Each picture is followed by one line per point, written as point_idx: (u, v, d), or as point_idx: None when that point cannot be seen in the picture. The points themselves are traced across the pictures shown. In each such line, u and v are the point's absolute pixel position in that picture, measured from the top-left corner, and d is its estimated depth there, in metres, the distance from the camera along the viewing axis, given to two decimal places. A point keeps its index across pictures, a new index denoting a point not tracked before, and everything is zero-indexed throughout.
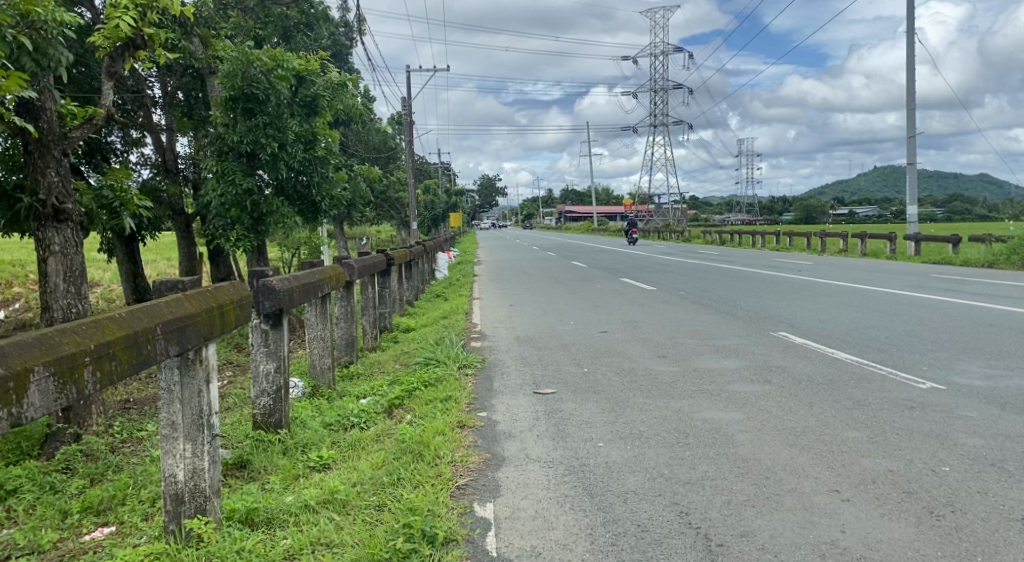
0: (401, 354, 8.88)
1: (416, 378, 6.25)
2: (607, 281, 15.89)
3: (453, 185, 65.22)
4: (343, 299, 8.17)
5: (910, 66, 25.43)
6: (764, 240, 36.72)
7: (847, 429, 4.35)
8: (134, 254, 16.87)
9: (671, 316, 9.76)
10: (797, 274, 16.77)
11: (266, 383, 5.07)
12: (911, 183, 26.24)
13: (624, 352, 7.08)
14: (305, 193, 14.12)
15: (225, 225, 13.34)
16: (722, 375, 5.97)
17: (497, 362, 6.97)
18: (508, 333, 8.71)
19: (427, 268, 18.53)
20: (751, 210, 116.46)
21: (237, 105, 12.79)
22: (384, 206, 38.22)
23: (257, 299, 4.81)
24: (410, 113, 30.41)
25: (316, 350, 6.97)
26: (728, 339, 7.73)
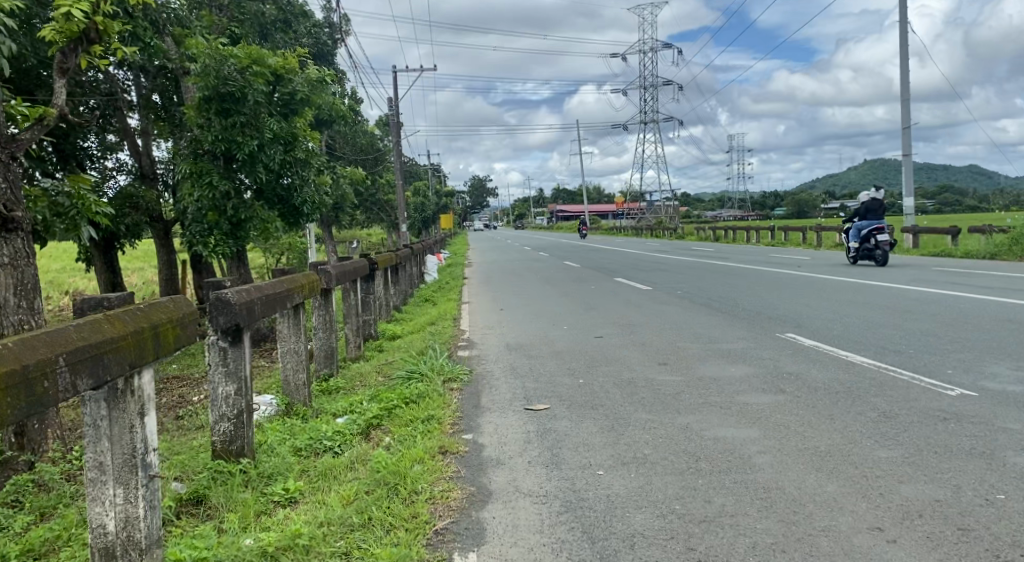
0: (385, 365, 8.35)
1: (397, 395, 5.72)
2: (601, 281, 15.39)
3: (443, 186, 64.74)
4: (322, 307, 7.65)
5: (904, 56, 25.05)
6: (759, 236, 36.31)
7: (879, 448, 3.85)
8: (111, 263, 16.31)
9: (670, 318, 9.27)
10: (796, 269, 16.32)
11: (225, 406, 4.54)
12: (907, 175, 25.83)
13: (623, 360, 6.58)
14: (286, 197, 13.50)
15: (204, 231, 12.71)
16: (730, 384, 5.48)
17: (486, 373, 6.45)
18: (498, 340, 8.21)
19: (416, 271, 18.01)
20: (743, 206, 116.26)
21: (212, 105, 12.23)
22: (372, 209, 37.68)
23: (211, 313, 4.28)
24: (396, 114, 29.96)
25: (289, 364, 6.45)
26: (733, 342, 7.24)
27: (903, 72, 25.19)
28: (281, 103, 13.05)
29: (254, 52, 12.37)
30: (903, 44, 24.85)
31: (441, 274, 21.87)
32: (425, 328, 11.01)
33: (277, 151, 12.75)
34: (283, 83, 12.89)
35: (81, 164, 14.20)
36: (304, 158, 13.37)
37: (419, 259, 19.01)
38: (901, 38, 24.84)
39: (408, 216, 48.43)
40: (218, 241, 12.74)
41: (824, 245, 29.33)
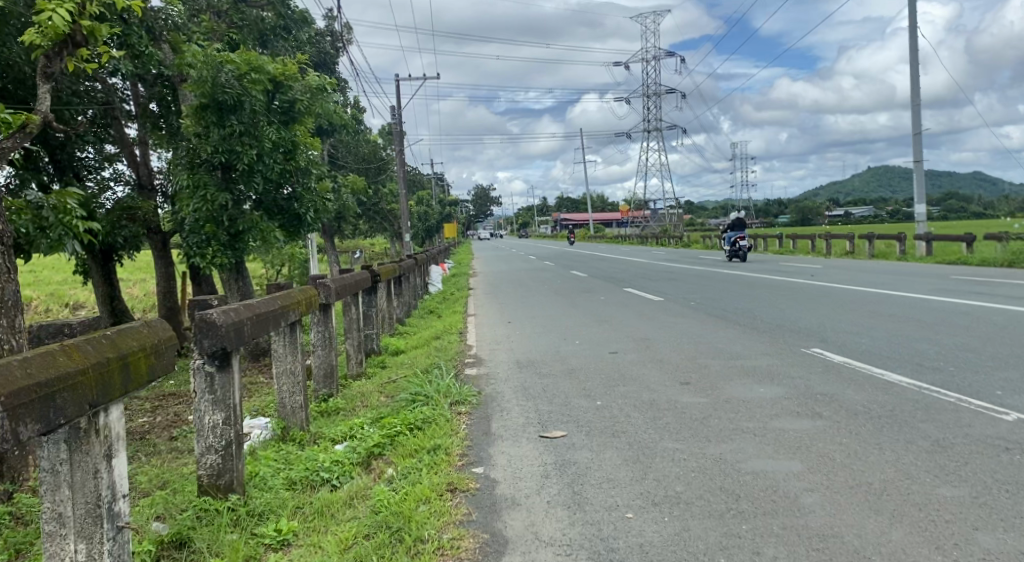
0: (388, 384, 7.95)
1: (400, 419, 5.32)
2: (610, 291, 14.97)
3: (446, 196, 64.44)
4: (321, 323, 7.27)
5: (914, 61, 24.69)
6: (767, 245, 35.89)
7: (940, 485, 3.44)
8: (110, 275, 15.96)
9: (687, 332, 8.85)
10: (810, 278, 15.90)
11: (213, 436, 4.14)
12: (919, 181, 25.42)
13: (642, 379, 6.18)
14: (286, 206, 13.18)
15: (201, 242, 12.33)
16: (761, 407, 5.07)
17: (495, 394, 6.04)
18: (506, 356, 7.80)
19: (419, 282, 17.61)
20: (748, 214, 115.84)
21: (209, 113, 11.88)
22: (376, 218, 37.36)
23: (198, 337, 3.88)
24: (399, 123, 29.65)
25: (284, 385, 6.06)
26: (756, 359, 6.83)
27: (913, 77, 24.82)
28: (281, 111, 12.71)
29: (253, 58, 12.04)
30: (913, 49, 24.49)
31: (445, 285, 21.47)
32: (429, 342, 10.62)
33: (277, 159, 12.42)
34: (283, 91, 12.57)
35: (77, 175, 13.85)
36: (305, 166, 13.07)
37: (422, 270, 18.63)
38: (911, 41, 24.47)
39: (412, 226, 48.11)
40: (216, 252, 12.35)
41: (834, 253, 28.90)
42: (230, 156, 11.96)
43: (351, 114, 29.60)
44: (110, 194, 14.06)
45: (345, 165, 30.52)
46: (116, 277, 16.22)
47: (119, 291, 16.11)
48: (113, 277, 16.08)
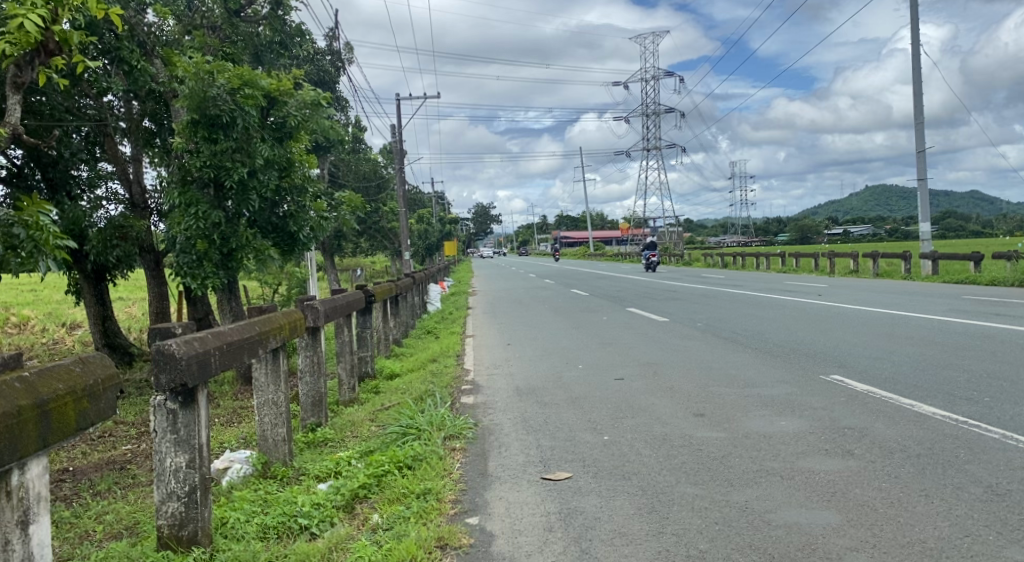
0: (380, 411, 7.49)
1: (389, 455, 4.86)
2: (613, 311, 14.52)
3: (447, 215, 64.11)
4: (309, 346, 6.85)
5: (918, 79, 24.41)
6: (770, 262, 35.45)
7: (1004, 545, 3.00)
8: (101, 295, 15.53)
9: (696, 356, 8.41)
10: (818, 298, 15.46)
11: (175, 481, 3.71)
12: (924, 199, 25.06)
13: (652, 410, 5.73)
14: (280, 224, 12.76)
15: (193, 262, 11.89)
16: (785, 443, 4.62)
17: (493, 425, 5.59)
18: (505, 383, 7.34)
19: (418, 300, 17.21)
20: (749, 231, 115.54)
21: (199, 130, 11.50)
22: (376, 236, 36.99)
23: (154, 372, 3.42)
24: (398, 141, 29.35)
25: (266, 416, 5.59)
26: (774, 387, 6.38)
27: (917, 94, 24.49)
28: (274, 129, 12.21)
29: (244, 72, 11.59)
30: (917, 66, 24.21)
31: (444, 303, 21.03)
32: (426, 365, 10.17)
33: (271, 176, 11.96)
34: (277, 107, 12.10)
35: (68, 192, 13.41)
36: (300, 183, 12.65)
37: (421, 289, 18.20)
38: (915, 58, 24.15)
39: (411, 244, 47.75)
40: (208, 272, 11.91)
41: (838, 271, 28.48)
42: (221, 172, 11.56)
43: (349, 131, 29.29)
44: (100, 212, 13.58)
45: (344, 182, 30.20)
46: (107, 297, 15.79)
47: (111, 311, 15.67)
48: (104, 297, 15.66)
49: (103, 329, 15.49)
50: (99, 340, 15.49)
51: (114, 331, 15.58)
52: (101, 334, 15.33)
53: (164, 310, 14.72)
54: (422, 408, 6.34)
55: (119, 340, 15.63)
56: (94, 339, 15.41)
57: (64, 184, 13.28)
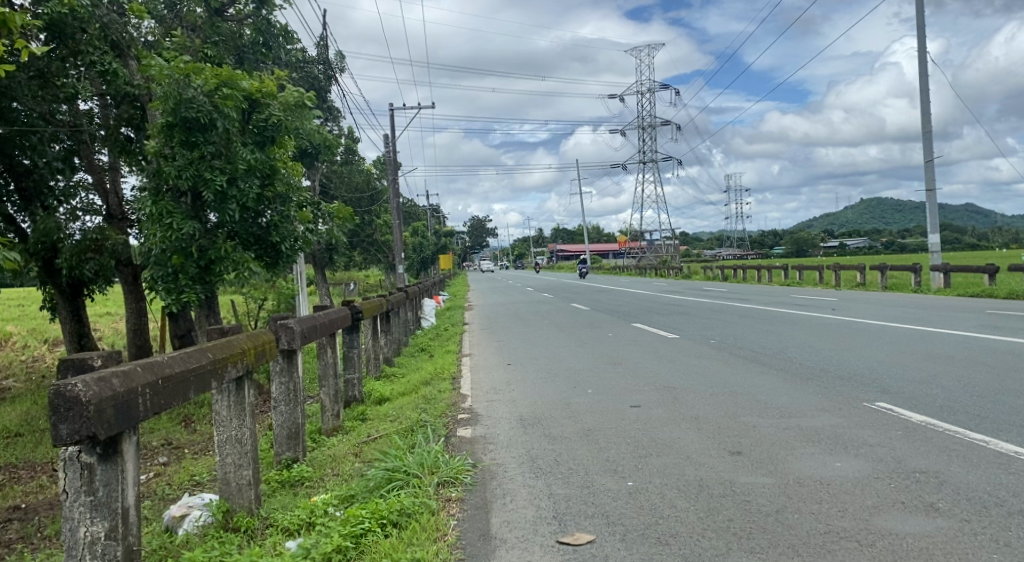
0: (365, 444, 6.68)
1: (371, 507, 4.02)
2: (617, 327, 13.74)
3: (443, 227, 63.44)
4: (283, 371, 6.10)
5: (925, 87, 23.76)
6: (773, 275, 34.71)
7: None
8: (78, 311, 14.63)
9: (715, 378, 7.62)
10: (833, 312, 14.68)
11: (90, 556, 2.86)
12: (932, 210, 24.36)
13: (680, 446, 4.94)
14: (263, 235, 11.92)
15: (168, 276, 11.09)
16: (849, 494, 3.84)
17: (497, 466, 4.78)
18: (506, 411, 6.53)
19: (411, 315, 16.42)
20: (745, 244, 115.20)
21: (175, 133, 10.71)
22: (370, 249, 36.26)
23: (53, 422, 2.62)
24: (392, 151, 28.67)
25: (228, 457, 4.79)
26: (814, 417, 5.60)
27: (924, 103, 23.81)
28: (256, 135, 11.39)
29: (224, 73, 10.85)
30: (923, 75, 23.58)
31: (440, 319, 20.21)
32: (419, 388, 9.38)
33: (254, 185, 11.09)
34: (259, 111, 11.32)
35: (42, 203, 12.67)
36: (285, 192, 11.82)
37: (414, 303, 17.40)
38: (921, 66, 23.48)
39: (406, 256, 47.06)
40: (185, 287, 11.12)
41: (843, 285, 27.74)
42: (199, 180, 10.74)
43: (342, 142, 28.59)
44: (76, 224, 12.75)
45: (336, 194, 29.45)
46: (85, 313, 14.93)
47: (88, 328, 14.81)
48: (81, 312, 14.76)
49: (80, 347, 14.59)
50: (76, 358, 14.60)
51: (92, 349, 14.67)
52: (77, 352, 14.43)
53: (142, 327, 13.70)
54: (409, 446, 5.54)
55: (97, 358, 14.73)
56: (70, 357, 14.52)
57: (37, 194, 12.59)
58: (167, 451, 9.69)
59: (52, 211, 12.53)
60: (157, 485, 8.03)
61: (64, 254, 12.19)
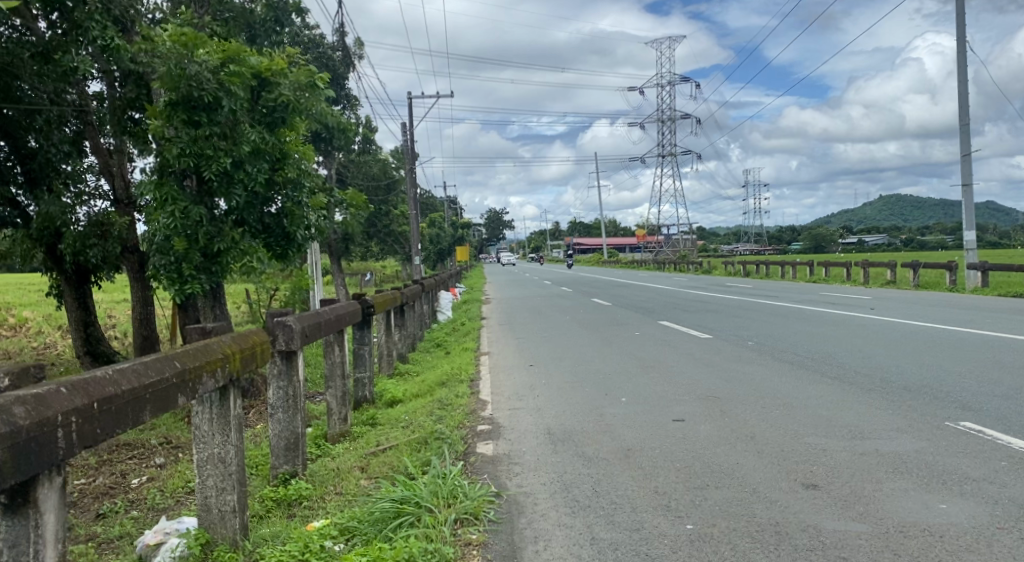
0: (372, 457, 5.94)
1: (371, 551, 3.25)
2: (644, 324, 12.94)
3: (459, 218, 62.72)
4: (282, 374, 5.43)
5: (966, 77, 22.67)
6: (798, 271, 33.70)
7: None
8: (84, 299, 13.97)
9: (764, 387, 6.84)
10: (873, 312, 13.81)
11: None
12: (970, 205, 23.34)
13: (743, 476, 4.18)
14: (272, 223, 11.17)
15: (170, 265, 10.29)
16: (970, 552, 3.08)
17: (526, 497, 4.05)
18: (531, 422, 5.77)
19: (426, 309, 15.70)
20: (765, 239, 113.83)
21: (177, 111, 10.00)
22: (384, 239, 35.57)
23: None
24: (408, 139, 27.94)
25: (209, 478, 4.10)
26: (893, 440, 4.81)
27: (964, 93, 22.73)
28: (264, 116, 10.68)
29: (230, 47, 10.13)
30: (962, 64, 22.51)
31: (456, 312, 19.47)
32: (433, 390, 8.64)
33: (262, 169, 10.38)
34: (267, 89, 10.57)
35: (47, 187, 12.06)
36: (296, 177, 11.06)
37: (429, 296, 16.68)
38: (961, 55, 22.42)
39: (422, 248, 46.47)
40: (189, 276, 10.36)
41: (873, 282, 26.75)
42: (202, 163, 10.02)
43: (358, 129, 27.90)
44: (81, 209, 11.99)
45: (352, 181, 28.77)
46: (92, 301, 14.22)
47: (94, 316, 14.12)
48: (89, 300, 14.06)
49: (86, 337, 13.88)
50: (81, 347, 13.91)
51: (97, 339, 13.99)
52: (82, 341, 13.74)
53: (149, 317, 12.91)
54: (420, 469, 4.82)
55: (104, 347, 14.04)
56: (75, 347, 13.83)
57: (43, 176, 11.91)
58: (165, 453, 9.04)
59: (59, 194, 11.68)
60: (149, 491, 7.35)
61: (66, 241, 11.45)
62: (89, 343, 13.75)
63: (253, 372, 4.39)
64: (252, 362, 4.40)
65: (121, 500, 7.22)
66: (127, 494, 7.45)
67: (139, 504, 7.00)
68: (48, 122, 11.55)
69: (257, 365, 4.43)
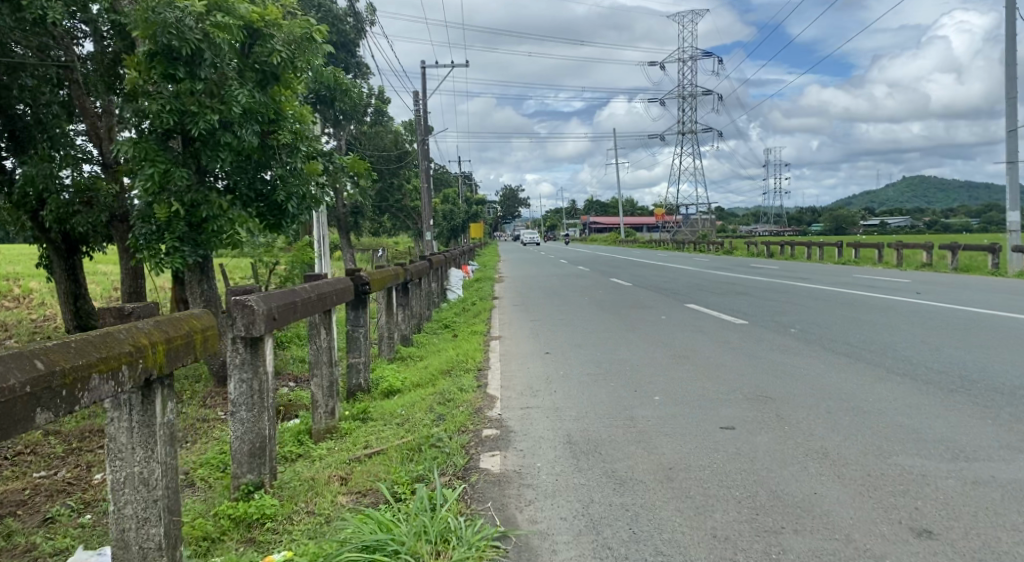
0: (355, 465, 5.00)
1: None
2: (670, 307, 11.92)
3: (473, 194, 61.69)
4: (245, 365, 4.49)
5: (1015, 48, 21.18)
6: (824, 253, 32.45)
7: None
8: (74, 270, 13.03)
9: (822, 386, 5.83)
10: (920, 297, 12.69)
11: None
12: (1016, 185, 21.91)
13: (829, 518, 3.20)
14: (266, 192, 9.92)
15: (151, 234, 9.26)
16: None
17: (541, 539, 3.12)
18: (547, 427, 4.78)
19: (435, 287, 14.76)
20: (785, 220, 111.99)
21: (157, 63, 8.76)
22: (398, 214, 34.62)
23: None
24: (421, 110, 26.81)
25: (127, 505, 3.11)
26: (1008, 463, 3.81)
27: (1012, 65, 21.25)
28: (256, 72, 9.31)
29: None
30: (1013, 33, 20.98)
31: (467, 291, 18.47)
32: (436, 379, 7.67)
33: (253, 132, 9.13)
34: (260, 42, 9.23)
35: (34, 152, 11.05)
36: (291, 142, 9.78)
37: (440, 274, 15.73)
38: (1009, 23, 20.97)
39: (436, 223, 45.56)
40: (169, 249, 9.24)
41: (906, 265, 25.47)
42: (185, 122, 8.79)
43: (369, 99, 26.85)
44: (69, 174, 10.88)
45: (362, 153, 27.75)
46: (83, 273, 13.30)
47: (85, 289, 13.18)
48: (79, 271, 13.10)
49: (75, 310, 12.96)
50: (71, 321, 13.04)
51: (89, 313, 13.07)
52: (72, 315, 12.84)
53: (139, 290, 11.93)
54: (408, 494, 3.84)
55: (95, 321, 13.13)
56: (64, 321, 12.95)
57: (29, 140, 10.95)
58: None
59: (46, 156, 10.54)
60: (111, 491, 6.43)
61: (49, 209, 10.40)
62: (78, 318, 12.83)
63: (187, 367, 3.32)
64: (189, 352, 3.32)
65: (77, 500, 6.30)
66: (85, 493, 6.53)
67: (95, 507, 6.09)
68: (34, 80, 10.56)
69: (195, 358, 3.35)
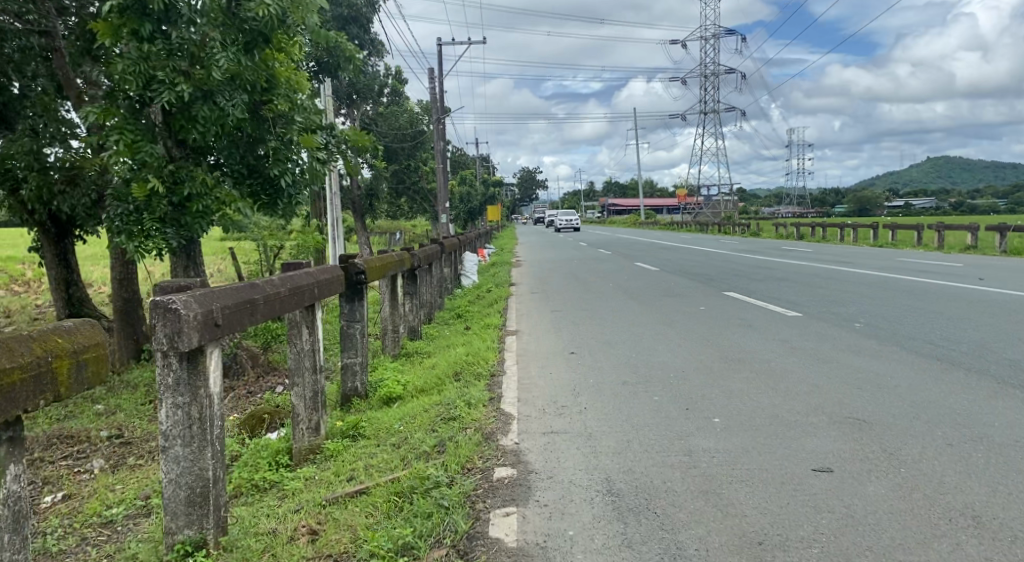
0: (330, 506, 3.91)
1: None
2: (708, 296, 10.75)
3: (492, 176, 60.47)
4: (180, 386, 3.39)
5: None
6: (859, 234, 30.82)
7: None
8: (65, 256, 11.53)
9: (920, 400, 4.66)
10: (984, 284, 11.39)
11: None
12: None
13: None
14: (258, 166, 7.98)
15: (129, 215, 7.51)
16: None
17: None
18: (583, 469, 3.61)
19: (448, 273, 13.63)
20: (808, 202, 109.66)
21: (121, 15, 6.72)
22: (415, 196, 33.46)
23: None
24: (437, 88, 25.52)
25: None
26: None
27: None
28: (243, 29, 7.16)
29: None
30: None
31: (482, 276, 17.28)
32: (444, 384, 6.57)
33: (241, 103, 7.14)
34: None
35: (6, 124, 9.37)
36: (287, 112, 7.70)
37: (454, 259, 14.58)
38: None
39: (453, 205, 44.37)
40: (150, 230, 7.49)
41: (949, 248, 23.93)
42: (155, 91, 6.83)
43: (384, 78, 25.66)
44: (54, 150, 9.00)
45: (377, 134, 26.59)
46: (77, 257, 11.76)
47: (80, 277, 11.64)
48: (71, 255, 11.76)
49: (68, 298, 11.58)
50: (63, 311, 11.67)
51: (82, 302, 11.59)
52: (65, 305, 11.43)
53: (131, 277, 10.57)
54: None
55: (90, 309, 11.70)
56: (56, 310, 11.61)
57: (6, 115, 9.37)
58: (108, 454, 7.04)
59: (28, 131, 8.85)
60: (52, 524, 5.30)
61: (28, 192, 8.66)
62: (71, 308, 11.43)
63: (39, 413, 2.26)
64: (39, 391, 2.25)
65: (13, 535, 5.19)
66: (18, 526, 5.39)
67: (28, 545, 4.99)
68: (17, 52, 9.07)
69: (52, 399, 2.28)
